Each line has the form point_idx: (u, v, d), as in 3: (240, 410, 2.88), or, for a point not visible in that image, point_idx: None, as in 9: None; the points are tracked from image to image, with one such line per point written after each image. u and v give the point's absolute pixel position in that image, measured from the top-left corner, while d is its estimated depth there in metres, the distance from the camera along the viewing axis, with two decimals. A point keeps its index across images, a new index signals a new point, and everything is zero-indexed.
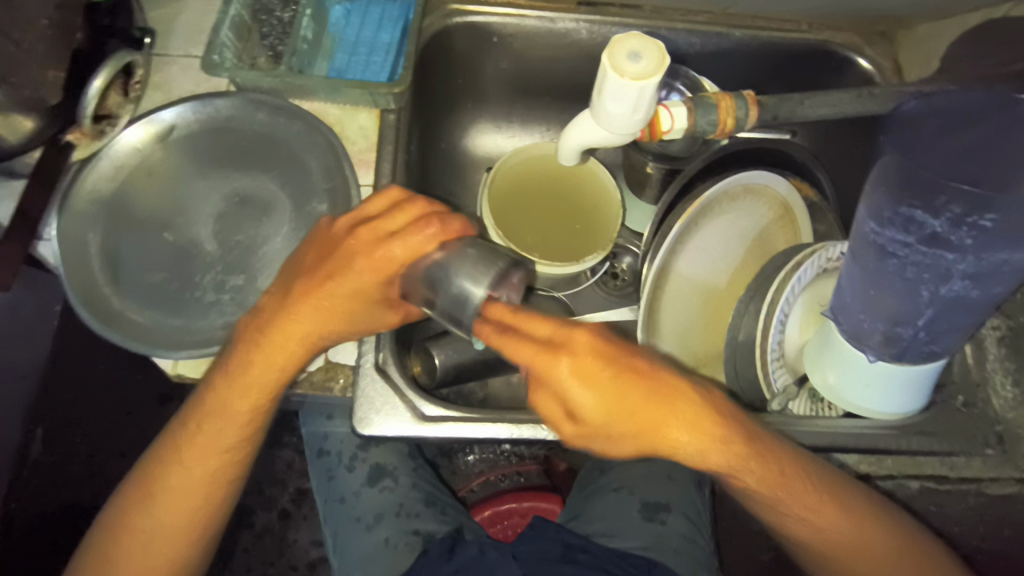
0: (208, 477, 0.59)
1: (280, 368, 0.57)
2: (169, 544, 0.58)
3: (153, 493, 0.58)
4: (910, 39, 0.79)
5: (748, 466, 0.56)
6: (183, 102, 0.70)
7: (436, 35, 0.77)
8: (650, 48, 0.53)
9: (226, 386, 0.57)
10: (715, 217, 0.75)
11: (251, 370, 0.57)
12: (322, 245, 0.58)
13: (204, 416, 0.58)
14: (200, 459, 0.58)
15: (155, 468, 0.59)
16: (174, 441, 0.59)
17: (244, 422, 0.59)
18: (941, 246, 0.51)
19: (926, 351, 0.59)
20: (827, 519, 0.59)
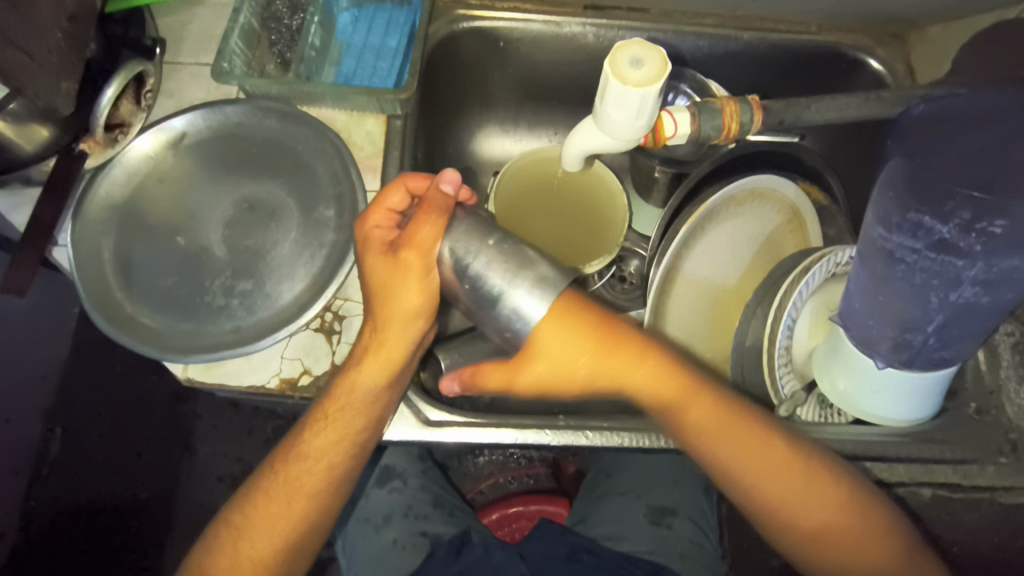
0: (321, 494, 0.61)
1: (389, 372, 0.59)
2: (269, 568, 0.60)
3: (260, 513, 0.60)
4: (923, 39, 0.78)
5: (810, 494, 0.58)
6: (194, 110, 0.71)
7: (443, 41, 0.78)
8: (653, 55, 0.53)
9: (340, 413, 0.59)
10: (722, 221, 0.75)
11: (377, 385, 0.59)
12: (369, 263, 0.58)
13: (321, 428, 0.59)
14: (312, 476, 0.60)
15: (262, 495, 0.60)
16: (285, 458, 0.61)
17: (354, 452, 0.61)
18: (951, 252, 0.50)
19: (938, 358, 0.58)
20: (858, 548, 0.58)
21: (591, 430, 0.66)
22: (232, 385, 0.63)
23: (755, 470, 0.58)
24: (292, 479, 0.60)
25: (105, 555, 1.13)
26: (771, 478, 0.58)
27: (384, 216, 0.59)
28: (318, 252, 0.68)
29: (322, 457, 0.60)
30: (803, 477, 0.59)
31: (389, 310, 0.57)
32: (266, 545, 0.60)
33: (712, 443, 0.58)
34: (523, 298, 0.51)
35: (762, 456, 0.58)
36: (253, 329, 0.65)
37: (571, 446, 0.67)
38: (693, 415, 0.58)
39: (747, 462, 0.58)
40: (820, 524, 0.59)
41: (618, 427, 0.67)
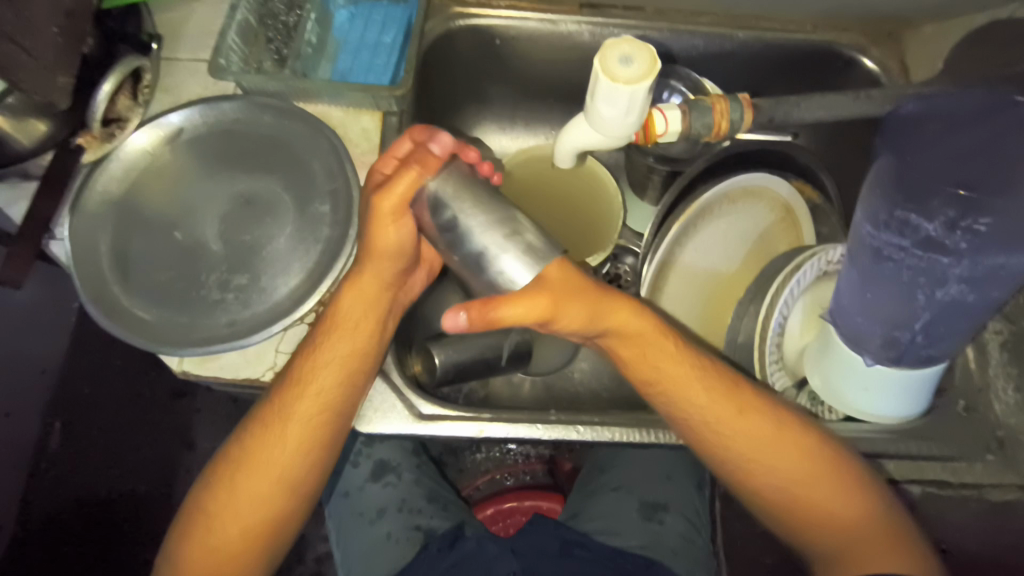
0: (311, 426, 0.61)
1: (375, 304, 0.63)
2: (260, 520, 0.60)
3: (258, 441, 0.61)
4: (917, 39, 0.78)
5: (761, 429, 0.61)
6: (191, 106, 0.72)
7: (439, 38, 0.78)
8: (642, 52, 0.53)
9: (332, 340, 0.62)
10: (715, 218, 0.76)
11: (363, 317, 0.63)
12: (362, 199, 0.63)
13: (314, 352, 0.62)
14: (308, 401, 0.61)
15: (254, 445, 0.61)
16: (280, 387, 0.62)
17: (345, 382, 0.62)
18: (936, 250, 0.51)
19: (925, 356, 0.59)
20: (820, 496, 0.59)
21: (581, 425, 0.67)
22: (228, 378, 0.64)
23: (719, 416, 0.61)
24: (284, 417, 0.61)
25: (103, 547, 1.14)
26: (732, 423, 0.61)
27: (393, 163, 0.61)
28: (313, 247, 0.68)
29: (315, 383, 0.61)
30: (767, 422, 0.61)
31: (371, 247, 0.61)
32: (261, 476, 0.60)
33: (678, 387, 0.61)
34: (512, 263, 0.52)
35: (719, 393, 0.62)
36: (248, 323, 0.65)
37: (561, 441, 0.67)
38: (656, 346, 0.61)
39: (710, 406, 0.61)
40: (783, 470, 0.60)
41: (607, 422, 0.68)
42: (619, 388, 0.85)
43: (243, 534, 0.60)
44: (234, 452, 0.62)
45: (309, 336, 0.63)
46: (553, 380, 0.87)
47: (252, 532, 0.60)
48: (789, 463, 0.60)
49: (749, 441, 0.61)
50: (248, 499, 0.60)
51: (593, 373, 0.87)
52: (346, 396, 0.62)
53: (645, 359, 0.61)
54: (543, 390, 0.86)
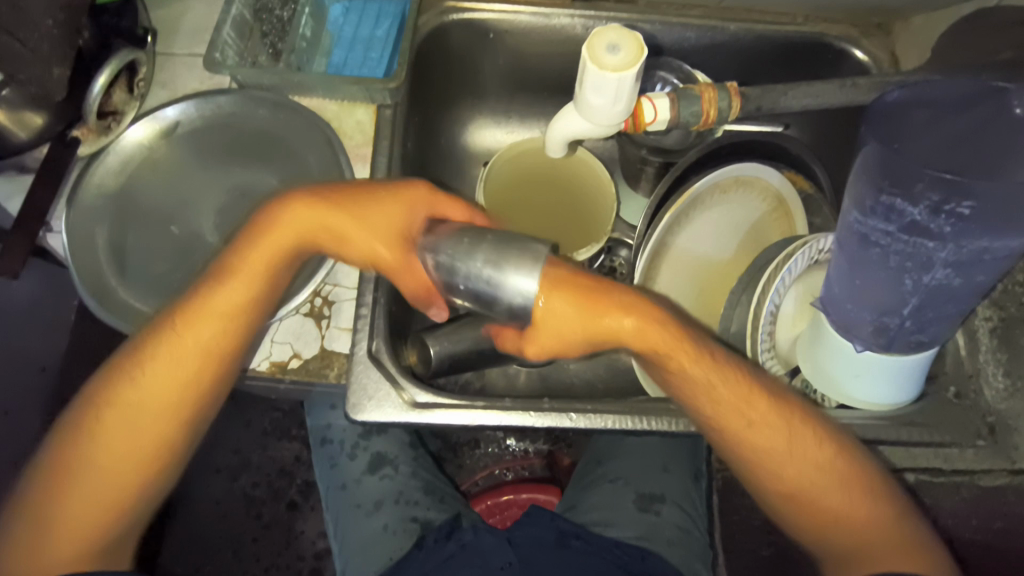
0: (231, 316, 0.61)
1: (299, 231, 0.61)
2: (137, 442, 0.60)
3: (171, 347, 0.60)
4: (908, 29, 0.78)
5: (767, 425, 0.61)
6: (187, 100, 0.72)
7: (433, 32, 0.79)
8: (628, 41, 0.54)
9: (254, 249, 0.61)
10: (707, 208, 0.76)
11: (301, 230, 0.61)
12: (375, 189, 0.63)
13: (241, 243, 0.61)
14: (227, 297, 0.60)
15: (160, 352, 0.60)
16: (198, 297, 0.61)
17: (265, 276, 0.61)
18: (922, 234, 0.52)
19: (914, 341, 0.60)
20: (828, 492, 0.60)
21: (575, 412, 0.68)
22: None
23: (745, 426, 0.61)
24: (199, 310, 0.60)
25: None
26: (758, 429, 0.60)
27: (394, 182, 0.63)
28: None
29: (234, 288, 0.60)
30: (781, 416, 0.61)
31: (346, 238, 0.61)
32: (173, 377, 0.60)
33: (696, 378, 0.60)
34: (518, 279, 0.52)
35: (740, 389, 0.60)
36: None
37: (555, 429, 0.68)
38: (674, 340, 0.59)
39: (731, 412, 0.60)
40: (791, 465, 0.60)
41: (601, 409, 0.68)
42: (614, 379, 0.86)
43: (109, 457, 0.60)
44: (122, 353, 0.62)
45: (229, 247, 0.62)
46: (548, 371, 0.87)
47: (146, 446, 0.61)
48: (797, 460, 0.60)
49: (756, 436, 0.60)
50: (157, 405, 0.61)
51: (589, 364, 0.88)
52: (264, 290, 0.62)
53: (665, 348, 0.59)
54: (539, 381, 0.87)
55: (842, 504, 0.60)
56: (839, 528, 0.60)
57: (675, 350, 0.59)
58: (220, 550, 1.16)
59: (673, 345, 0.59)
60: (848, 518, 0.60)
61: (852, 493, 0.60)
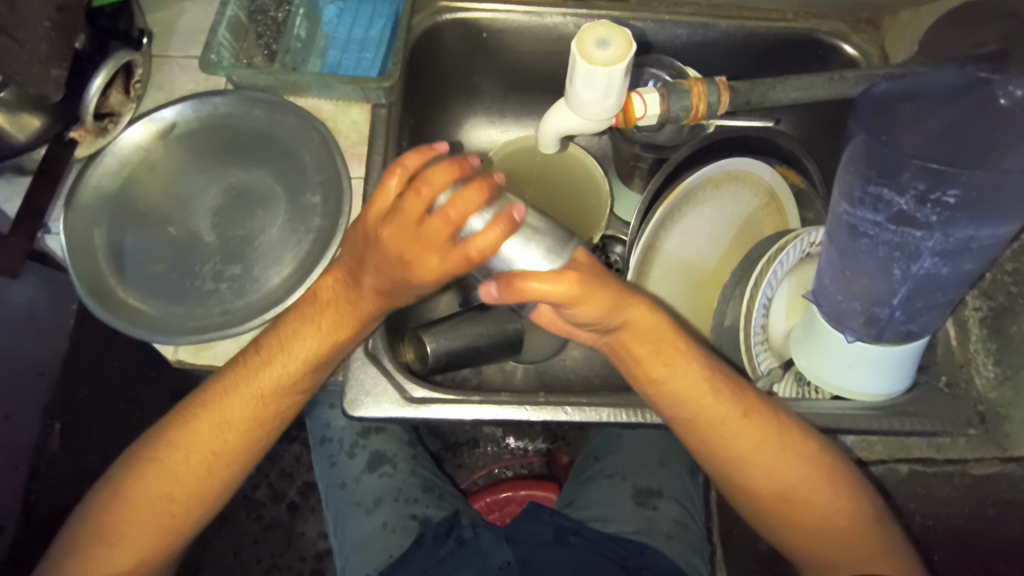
0: (285, 394, 0.61)
1: (356, 323, 0.61)
2: (185, 509, 0.59)
3: (210, 418, 0.59)
4: (896, 24, 0.79)
5: (766, 432, 0.60)
6: (184, 101, 0.73)
7: (426, 31, 0.80)
8: (617, 36, 0.55)
9: (307, 334, 0.60)
10: (699, 203, 0.77)
11: (333, 325, 0.60)
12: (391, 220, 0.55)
13: (286, 343, 0.60)
14: (274, 374, 0.60)
15: (201, 423, 0.59)
16: (243, 366, 0.60)
17: (315, 369, 0.61)
18: (909, 224, 0.52)
19: (904, 331, 0.60)
20: (812, 500, 0.60)
21: (570, 406, 0.68)
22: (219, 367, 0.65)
23: (732, 424, 0.60)
24: (246, 388, 0.59)
25: None
26: (745, 426, 0.61)
27: (422, 207, 0.54)
28: (305, 237, 0.70)
29: (284, 367, 0.60)
30: (773, 427, 0.61)
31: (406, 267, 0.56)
32: (214, 445, 0.59)
33: (682, 377, 0.60)
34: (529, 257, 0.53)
35: (726, 394, 0.61)
36: (242, 311, 0.67)
37: (551, 423, 0.68)
38: (661, 340, 0.60)
39: (712, 408, 0.61)
40: (774, 470, 0.60)
41: (597, 402, 0.69)
42: (610, 374, 0.87)
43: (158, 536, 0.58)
44: (184, 408, 0.60)
45: (278, 325, 0.61)
46: (545, 366, 0.89)
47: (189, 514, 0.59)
48: (788, 465, 0.60)
49: (742, 438, 0.61)
50: (192, 479, 0.59)
51: (585, 360, 0.89)
52: (324, 365, 0.62)
53: (648, 348, 0.60)
54: (536, 377, 0.88)
55: (823, 507, 0.60)
56: (817, 530, 0.60)
57: (669, 351, 0.61)
58: (223, 551, 1.16)
59: (659, 350, 0.60)
60: (827, 523, 0.60)
61: (834, 497, 0.60)
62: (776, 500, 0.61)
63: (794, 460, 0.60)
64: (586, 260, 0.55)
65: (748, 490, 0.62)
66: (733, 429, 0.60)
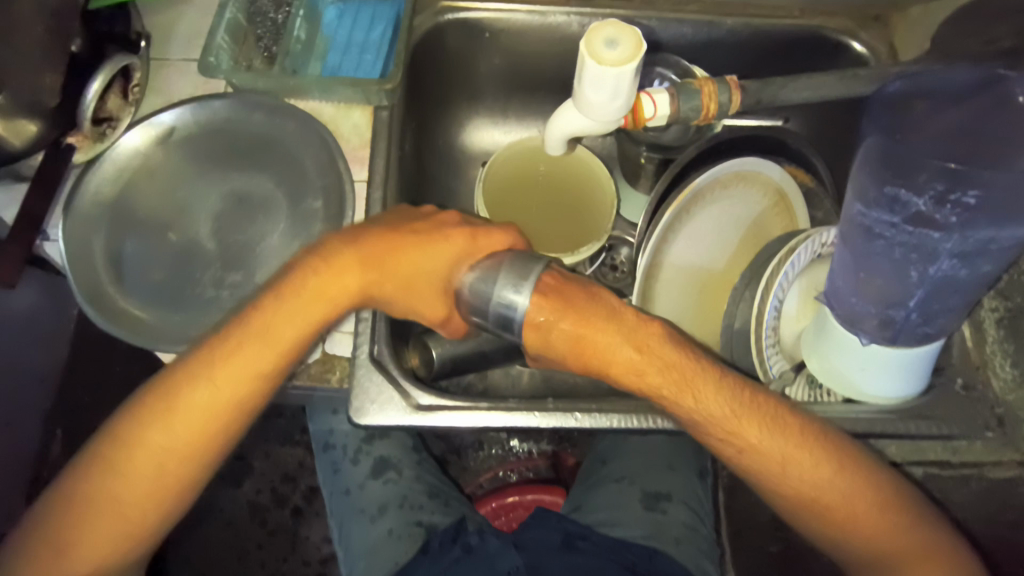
0: (251, 385, 0.58)
1: (335, 305, 0.60)
2: (143, 508, 0.58)
3: (166, 413, 0.57)
4: (906, 20, 0.78)
5: (794, 442, 0.58)
6: (182, 105, 0.71)
7: (428, 32, 0.78)
8: (626, 36, 0.54)
9: (279, 321, 0.58)
10: (708, 204, 0.76)
11: (314, 301, 0.59)
12: (399, 219, 0.63)
13: (249, 331, 0.58)
14: (240, 365, 0.58)
15: (155, 415, 0.57)
16: (206, 356, 0.58)
17: (274, 361, 0.59)
18: (927, 225, 0.51)
19: (921, 334, 0.59)
20: (856, 509, 0.58)
21: (579, 412, 0.67)
22: None
23: (752, 441, 0.58)
24: (202, 380, 0.57)
25: None
26: (767, 441, 0.58)
27: (439, 222, 0.63)
28: (307, 242, 0.69)
29: (247, 358, 0.58)
30: (804, 438, 0.58)
31: (384, 265, 0.61)
32: (172, 439, 0.57)
33: (704, 401, 0.58)
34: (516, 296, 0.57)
35: (752, 409, 0.58)
36: None
37: (559, 429, 0.67)
38: (680, 364, 0.58)
39: (745, 427, 0.58)
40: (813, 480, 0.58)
41: (606, 408, 0.68)
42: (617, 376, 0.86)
43: (126, 536, 0.57)
44: (142, 400, 0.58)
45: (246, 313, 0.59)
46: (551, 370, 0.88)
47: (149, 512, 0.58)
48: (825, 476, 0.58)
49: (777, 455, 0.58)
50: (151, 475, 0.57)
51: None
52: (286, 358, 0.59)
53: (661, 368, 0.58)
54: (542, 381, 0.87)
55: (855, 511, 0.58)
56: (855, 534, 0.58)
57: (687, 381, 0.58)
58: (226, 558, 1.15)
59: (664, 374, 0.58)
60: (870, 533, 0.58)
61: (863, 499, 0.58)
62: (821, 514, 0.59)
63: (821, 472, 0.58)
64: (549, 284, 0.58)
65: (789, 496, 0.59)
66: (761, 445, 0.58)
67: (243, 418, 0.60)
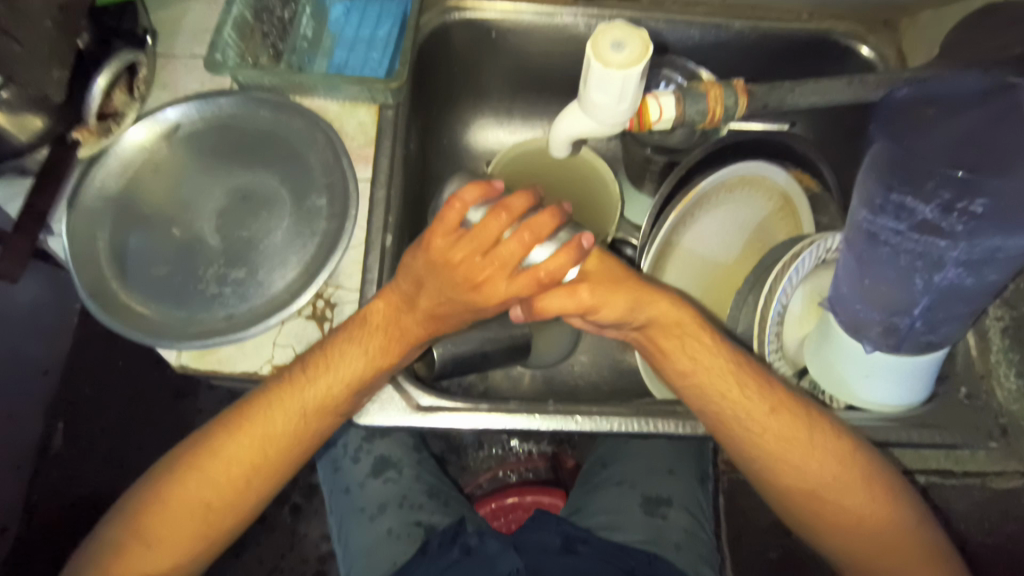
0: (323, 411, 0.61)
1: (396, 354, 0.62)
2: (209, 524, 0.60)
3: (245, 433, 0.60)
4: (915, 25, 0.77)
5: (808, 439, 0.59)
6: (188, 102, 0.72)
7: (435, 32, 0.78)
8: (634, 38, 0.53)
9: (352, 354, 0.60)
10: (712, 208, 0.76)
11: (378, 354, 0.61)
12: (445, 246, 0.55)
13: (332, 360, 0.60)
14: (318, 391, 0.60)
15: (235, 433, 0.60)
16: (288, 380, 0.61)
17: (354, 391, 0.61)
18: (933, 233, 0.51)
19: (925, 341, 0.59)
20: (854, 501, 0.59)
21: (580, 415, 0.67)
22: (225, 371, 0.63)
23: (758, 420, 0.59)
24: (280, 403, 0.60)
25: None
26: (774, 422, 0.59)
27: (490, 237, 0.54)
28: (311, 240, 0.69)
29: (331, 387, 0.60)
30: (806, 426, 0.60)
31: (441, 281, 0.56)
32: (246, 456, 0.60)
33: (716, 380, 0.60)
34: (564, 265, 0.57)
35: (779, 398, 0.60)
36: (245, 316, 0.65)
37: (561, 432, 0.67)
38: (688, 328, 0.61)
39: (753, 406, 0.60)
40: (819, 472, 0.59)
41: (606, 412, 0.67)
42: (617, 380, 0.88)
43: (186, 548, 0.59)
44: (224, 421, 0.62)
45: (324, 344, 0.61)
46: (553, 372, 0.88)
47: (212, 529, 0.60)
48: (825, 466, 0.59)
49: (770, 433, 0.60)
50: (223, 493, 0.60)
51: (593, 366, 0.89)
52: (363, 391, 0.61)
53: (648, 339, 0.63)
54: (543, 382, 0.87)
55: (872, 514, 0.58)
56: (862, 532, 0.59)
57: (681, 334, 0.61)
58: (225, 553, 1.15)
59: (691, 359, 0.61)
60: (866, 521, 0.59)
61: (874, 500, 0.58)
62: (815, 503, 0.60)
63: (820, 461, 0.59)
64: (603, 271, 0.59)
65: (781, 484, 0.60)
66: (756, 422, 0.60)
67: (312, 441, 0.63)
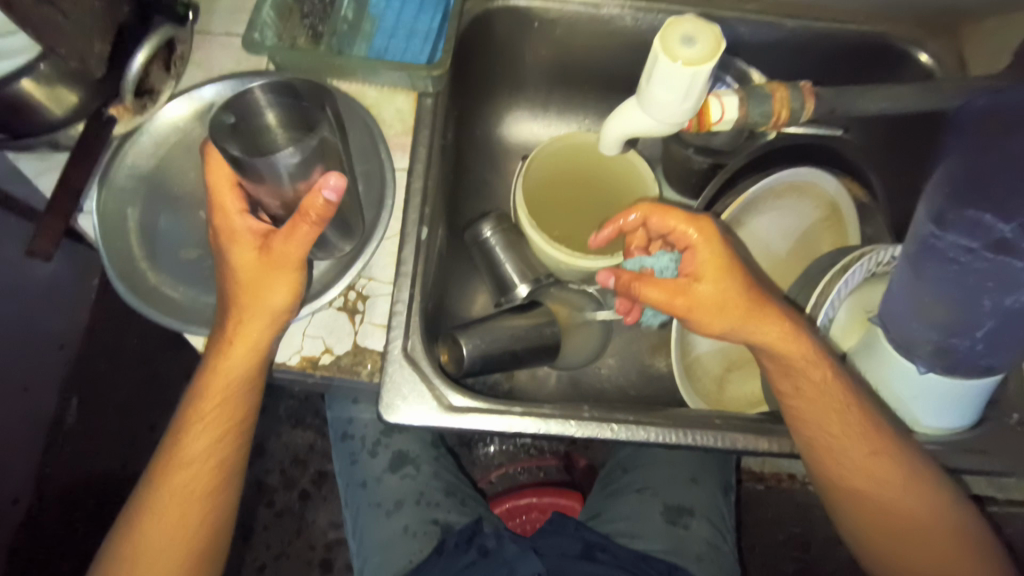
0: (243, 384, 0.59)
1: (274, 311, 0.58)
2: (184, 540, 0.60)
3: (181, 441, 0.60)
4: (977, 32, 0.74)
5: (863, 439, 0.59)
6: (224, 80, 0.69)
7: (478, 18, 0.75)
8: (705, 33, 0.51)
9: (232, 330, 0.58)
10: (758, 215, 0.74)
11: (247, 316, 0.57)
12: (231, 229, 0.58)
13: (221, 344, 0.58)
14: (226, 375, 0.59)
15: (180, 444, 0.60)
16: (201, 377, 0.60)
17: (255, 361, 0.59)
18: (1009, 252, 0.49)
19: (983, 365, 0.56)
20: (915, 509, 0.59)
21: (616, 424, 0.64)
22: None
23: (834, 429, 0.60)
24: (200, 399, 0.59)
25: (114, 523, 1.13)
26: (876, 463, 0.59)
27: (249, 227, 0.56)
28: None
29: (230, 361, 0.58)
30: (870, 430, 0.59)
31: (236, 250, 0.56)
32: (196, 461, 0.60)
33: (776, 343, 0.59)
34: None
35: (825, 396, 0.59)
36: None
37: (595, 439, 0.65)
38: (753, 305, 0.59)
39: (823, 406, 0.60)
40: (874, 480, 0.60)
41: (644, 421, 0.65)
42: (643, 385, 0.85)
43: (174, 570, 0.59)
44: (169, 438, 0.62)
45: (217, 334, 0.59)
46: (580, 374, 0.86)
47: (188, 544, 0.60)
48: (893, 480, 0.59)
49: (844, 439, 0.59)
50: (180, 504, 0.59)
51: (621, 369, 0.87)
52: (260, 353, 0.59)
53: (750, 320, 0.59)
54: (569, 385, 0.85)
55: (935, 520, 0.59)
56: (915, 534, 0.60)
57: (766, 315, 0.59)
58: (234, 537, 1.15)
59: (779, 332, 0.59)
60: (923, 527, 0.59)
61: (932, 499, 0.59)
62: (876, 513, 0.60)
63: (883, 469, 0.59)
64: (720, 259, 0.59)
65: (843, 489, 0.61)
66: (826, 424, 0.59)
67: (246, 423, 0.62)
